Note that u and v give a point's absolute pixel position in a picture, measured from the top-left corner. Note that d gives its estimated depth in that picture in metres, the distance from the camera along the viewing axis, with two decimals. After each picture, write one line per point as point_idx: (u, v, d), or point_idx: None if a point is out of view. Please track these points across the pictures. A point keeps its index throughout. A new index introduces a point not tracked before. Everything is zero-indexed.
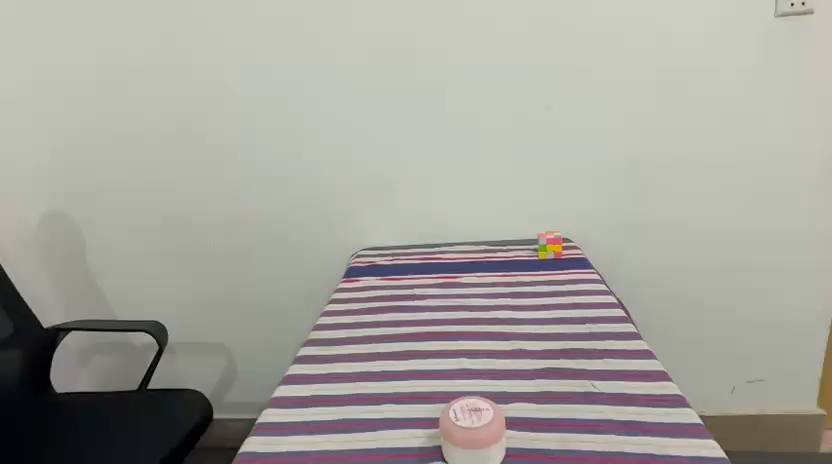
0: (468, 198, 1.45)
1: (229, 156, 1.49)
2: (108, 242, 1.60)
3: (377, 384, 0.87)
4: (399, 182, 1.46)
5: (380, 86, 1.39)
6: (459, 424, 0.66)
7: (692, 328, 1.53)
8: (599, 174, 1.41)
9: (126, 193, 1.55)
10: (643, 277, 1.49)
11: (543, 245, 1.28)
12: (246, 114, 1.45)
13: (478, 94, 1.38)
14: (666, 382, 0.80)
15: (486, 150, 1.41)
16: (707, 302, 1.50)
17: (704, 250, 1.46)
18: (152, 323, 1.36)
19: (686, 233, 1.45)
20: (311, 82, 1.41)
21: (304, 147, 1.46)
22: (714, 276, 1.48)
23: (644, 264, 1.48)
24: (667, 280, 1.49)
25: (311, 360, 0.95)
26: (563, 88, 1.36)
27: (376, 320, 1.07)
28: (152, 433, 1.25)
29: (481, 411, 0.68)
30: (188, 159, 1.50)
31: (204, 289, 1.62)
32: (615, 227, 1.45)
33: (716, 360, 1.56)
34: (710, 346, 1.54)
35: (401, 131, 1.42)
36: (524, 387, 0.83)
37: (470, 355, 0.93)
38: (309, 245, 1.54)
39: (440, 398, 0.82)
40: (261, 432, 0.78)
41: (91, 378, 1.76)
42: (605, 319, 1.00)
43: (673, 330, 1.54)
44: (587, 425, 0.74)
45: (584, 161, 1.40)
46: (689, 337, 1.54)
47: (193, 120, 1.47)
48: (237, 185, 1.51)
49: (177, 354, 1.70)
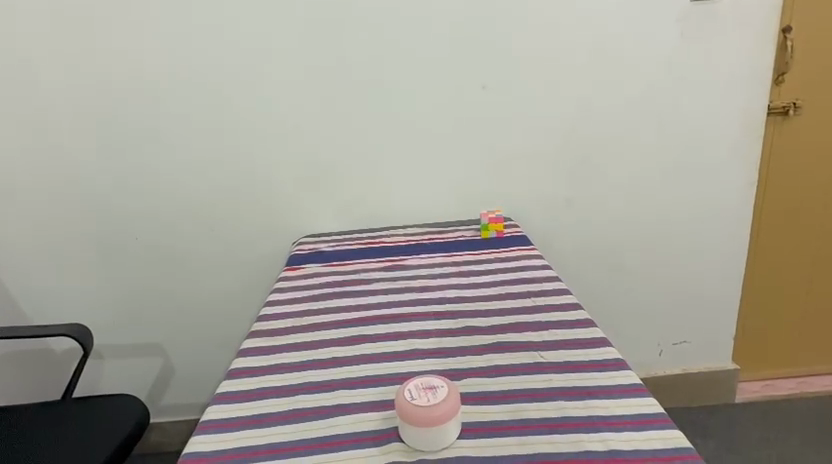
0: (411, 180, 1.44)
1: (155, 144, 1.39)
2: (17, 239, 1.44)
3: (327, 371, 0.85)
4: (341, 166, 1.42)
5: (316, 67, 1.34)
6: (415, 402, 0.66)
7: (624, 298, 1.62)
8: (537, 154, 1.45)
9: (36, 186, 1.41)
10: (581, 252, 1.56)
11: (486, 225, 1.30)
12: (172, 97, 1.35)
13: (416, 73, 1.36)
14: (607, 348, 0.85)
15: (429, 132, 1.41)
16: (637, 272, 1.60)
17: (633, 224, 1.54)
18: (75, 325, 1.25)
19: (618, 208, 1.52)
20: (241, 62, 1.33)
21: (237, 133, 1.38)
22: (644, 248, 1.57)
23: (582, 240, 1.55)
24: (602, 253, 1.57)
25: (256, 352, 0.91)
26: (500, 69, 1.37)
27: (322, 307, 1.05)
28: (79, 446, 1.15)
29: (438, 388, 0.69)
30: (108, 147, 1.38)
31: (133, 287, 1.51)
32: (553, 205, 1.50)
33: (646, 327, 1.67)
34: (642, 314, 1.65)
35: (338, 113, 1.38)
36: (475, 363, 0.84)
37: (420, 335, 0.93)
38: (248, 235, 1.47)
39: (393, 380, 0.81)
40: (208, 430, 0.74)
41: (9, 390, 1.57)
42: (548, 292, 1.03)
43: (606, 300, 1.62)
44: (538, 395, 0.76)
45: (523, 141, 1.43)
46: (623, 307, 1.63)
47: (112, 103, 1.35)
48: (164, 172, 1.41)
49: (105, 358, 1.58)
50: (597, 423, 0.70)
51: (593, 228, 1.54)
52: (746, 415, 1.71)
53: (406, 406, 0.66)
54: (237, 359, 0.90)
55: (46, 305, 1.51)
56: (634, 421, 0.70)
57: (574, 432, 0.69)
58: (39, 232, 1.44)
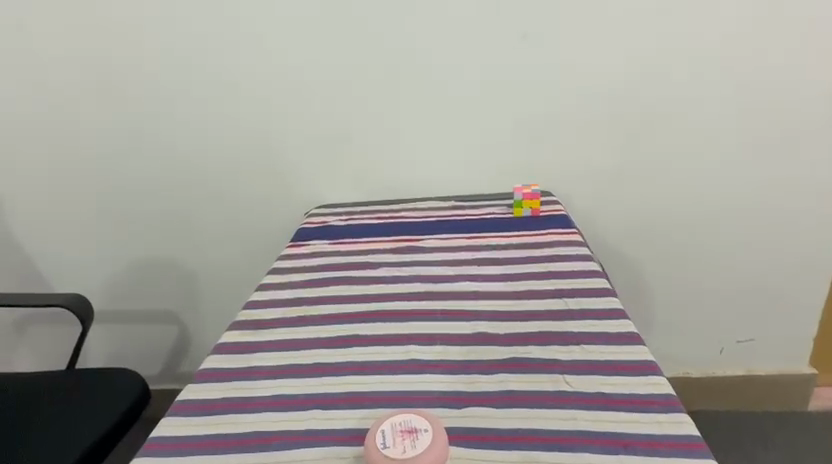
0: (432, 146, 1.25)
1: (152, 98, 1.24)
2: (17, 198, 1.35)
3: (303, 381, 0.69)
4: (352, 129, 1.25)
5: (320, 12, 1.16)
6: (381, 447, 0.51)
7: (682, 287, 1.39)
8: (581, 116, 1.22)
9: (34, 142, 1.30)
10: (632, 234, 1.33)
11: (519, 202, 1.11)
12: (162, 48, 1.20)
13: (443, 20, 1.15)
14: (658, 376, 0.63)
15: (451, 90, 1.20)
16: (700, 260, 1.36)
17: (697, 202, 1.30)
18: (72, 295, 1.19)
19: (680, 184, 1.28)
20: (243, 8, 1.16)
21: (241, 88, 1.22)
22: (710, 232, 1.33)
23: (633, 220, 1.32)
24: (657, 236, 1.34)
25: (229, 350, 0.77)
26: (544, 14, 1.14)
27: (314, 296, 0.89)
28: (74, 424, 1.08)
29: (424, 438, 0.52)
30: (101, 102, 1.25)
31: (134, 253, 1.40)
32: (600, 178, 1.28)
33: (706, 321, 1.43)
34: (703, 306, 1.41)
35: (351, 68, 1.20)
36: (481, 386, 0.65)
37: (421, 341, 0.75)
38: (252, 204, 1.33)
39: (376, 401, 0.65)
40: (144, 451, 0.60)
41: (34, 351, 1.54)
42: (585, 292, 0.83)
43: (660, 290, 1.40)
44: (557, 440, 0.56)
45: (564, 101, 1.21)
46: (681, 298, 1.40)
47: (102, 53, 1.21)
48: (163, 131, 1.28)
49: (106, 325, 1.50)
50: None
51: (648, 205, 1.30)
52: (819, 425, 1.48)
53: (373, 444, 0.52)
54: (206, 357, 0.76)
55: (50, 271, 1.42)
56: None
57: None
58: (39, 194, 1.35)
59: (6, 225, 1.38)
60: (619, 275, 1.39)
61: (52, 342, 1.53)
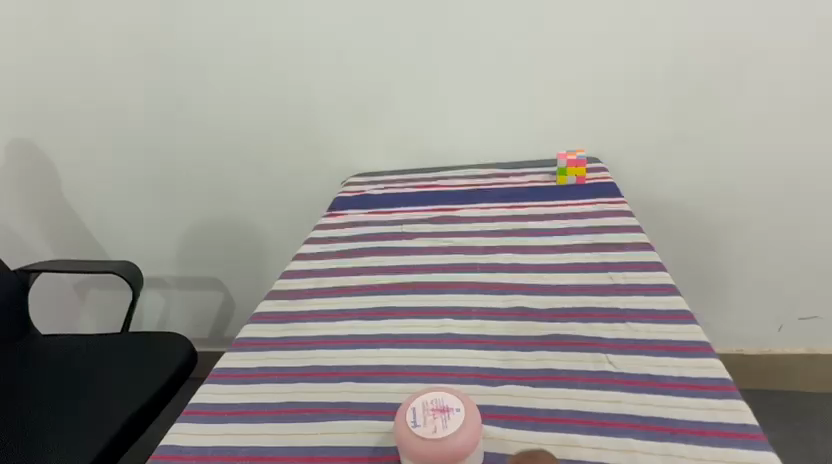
0: (467, 110, 1.19)
1: (187, 67, 1.22)
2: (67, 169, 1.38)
3: (338, 352, 0.69)
4: (384, 92, 1.19)
5: None
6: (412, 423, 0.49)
7: (740, 260, 1.30)
8: (633, 73, 1.12)
9: (77, 114, 1.30)
10: (685, 202, 1.24)
11: (563, 169, 1.05)
12: (196, 14, 1.16)
13: None
14: (711, 359, 0.60)
15: (488, 48, 1.12)
16: (763, 231, 1.25)
17: (765, 168, 1.18)
18: (122, 263, 1.24)
19: (744, 147, 1.17)
20: None
21: (275, 55, 1.18)
22: (777, 201, 1.21)
23: (688, 187, 1.23)
24: (715, 204, 1.24)
25: (267, 319, 0.77)
26: None
27: (351, 267, 0.88)
28: (126, 380, 1.10)
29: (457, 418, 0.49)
30: (139, 71, 1.24)
31: (177, 221, 1.42)
32: (652, 142, 1.18)
33: (766, 296, 1.33)
34: (763, 281, 1.31)
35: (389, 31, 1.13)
36: (519, 364, 0.62)
37: (458, 314, 0.73)
38: (290, 173, 1.32)
39: (411, 376, 0.63)
40: (187, 418, 0.62)
41: (95, 313, 1.64)
42: (632, 265, 0.78)
43: (715, 262, 1.31)
44: (598, 423, 0.53)
45: (612, 57, 1.10)
46: (738, 271, 1.31)
47: (136, 21, 1.18)
48: (200, 100, 1.25)
49: (157, 290, 1.55)
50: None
51: (705, 172, 1.20)
52: None
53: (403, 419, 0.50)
54: (245, 326, 0.76)
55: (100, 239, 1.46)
56: None
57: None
58: (85, 164, 1.37)
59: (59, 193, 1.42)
60: (671, 246, 1.31)
61: (110, 305, 1.62)
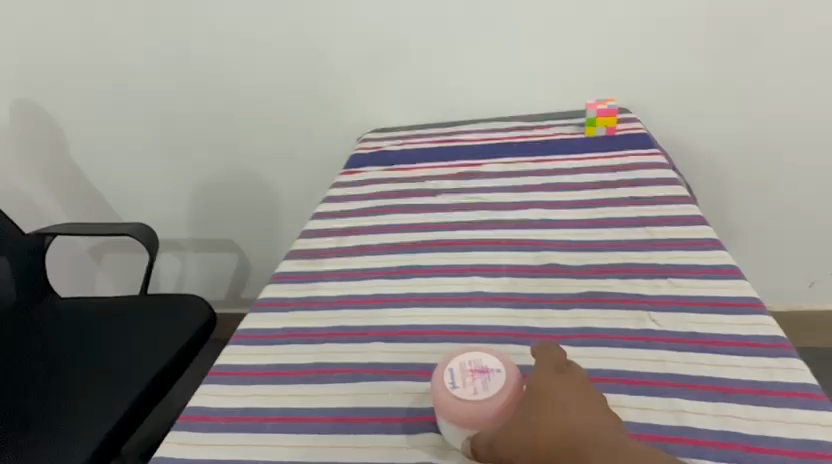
0: (486, 59, 1.12)
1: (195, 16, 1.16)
2: (75, 130, 1.34)
3: (364, 312, 0.67)
4: (398, 41, 1.13)
5: None
6: (450, 384, 0.48)
7: (774, 215, 1.24)
8: (667, 13, 1.04)
9: (82, 71, 1.26)
10: (718, 155, 1.18)
11: (592, 119, 0.99)
12: None
13: None
14: (761, 316, 0.56)
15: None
16: (801, 185, 1.19)
17: (807, 115, 1.11)
18: (137, 225, 1.22)
19: (783, 95, 1.10)
20: None
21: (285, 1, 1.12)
22: (817, 151, 1.15)
23: (723, 139, 1.15)
24: (750, 157, 1.17)
25: (288, 279, 0.75)
26: None
27: (372, 225, 0.85)
28: (147, 342, 1.09)
29: (497, 379, 0.48)
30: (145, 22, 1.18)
31: (190, 183, 1.39)
32: (685, 90, 1.11)
33: (799, 253, 1.28)
34: (797, 237, 1.26)
35: None
36: (555, 323, 0.60)
37: (487, 272, 0.70)
38: (302, 130, 1.27)
39: (442, 336, 0.61)
40: (214, 379, 0.61)
41: (112, 277, 1.64)
42: (670, 220, 0.74)
43: (748, 218, 1.25)
44: (643, 384, 0.51)
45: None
46: (771, 228, 1.25)
47: None
48: (208, 53, 1.20)
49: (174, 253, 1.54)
50: (745, 448, 0.45)
51: (740, 122, 1.14)
52: None
53: (440, 379, 0.49)
54: (266, 287, 0.74)
55: (113, 202, 1.44)
56: (797, 453, 0.44)
57: (700, 456, 0.45)
58: (93, 123, 1.33)
59: (69, 156, 1.38)
60: (704, 201, 1.25)
61: (126, 268, 1.62)
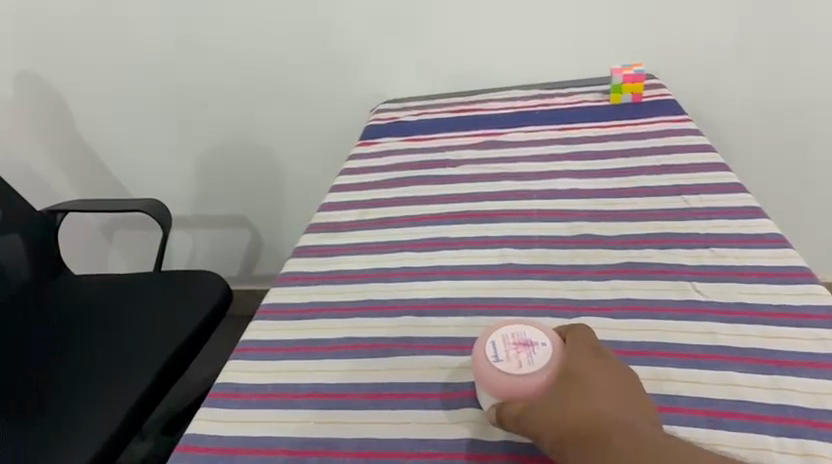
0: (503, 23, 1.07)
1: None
2: (82, 104, 1.31)
3: (393, 286, 0.65)
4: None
5: None
6: (491, 357, 0.47)
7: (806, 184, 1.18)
8: None
9: (87, 42, 1.22)
10: (751, 121, 1.11)
11: (617, 86, 0.95)
12: None
13: None
14: (810, 286, 0.54)
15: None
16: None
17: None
18: (149, 201, 1.20)
19: (822, 58, 1.04)
20: None
21: None
22: None
23: (757, 104, 1.10)
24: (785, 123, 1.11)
25: (310, 253, 0.73)
26: None
27: (393, 197, 0.82)
28: (165, 318, 1.08)
29: (543, 353, 0.46)
30: None
31: (200, 158, 1.36)
32: (719, 50, 1.05)
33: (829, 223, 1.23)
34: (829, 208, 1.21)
35: None
36: (594, 294, 0.58)
37: (518, 243, 0.67)
38: (315, 101, 1.23)
39: (475, 309, 0.59)
40: (242, 355, 0.59)
41: (124, 254, 1.62)
42: (707, 187, 0.71)
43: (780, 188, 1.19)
44: (692, 356, 0.50)
45: None
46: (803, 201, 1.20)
47: None
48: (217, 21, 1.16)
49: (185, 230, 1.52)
50: (808, 424, 0.43)
51: (778, 85, 1.07)
52: None
53: (481, 350, 0.48)
54: (288, 261, 0.72)
55: (123, 178, 1.41)
56: None
57: (759, 431, 0.43)
58: (99, 97, 1.29)
59: (76, 131, 1.35)
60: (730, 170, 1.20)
61: (138, 246, 1.60)
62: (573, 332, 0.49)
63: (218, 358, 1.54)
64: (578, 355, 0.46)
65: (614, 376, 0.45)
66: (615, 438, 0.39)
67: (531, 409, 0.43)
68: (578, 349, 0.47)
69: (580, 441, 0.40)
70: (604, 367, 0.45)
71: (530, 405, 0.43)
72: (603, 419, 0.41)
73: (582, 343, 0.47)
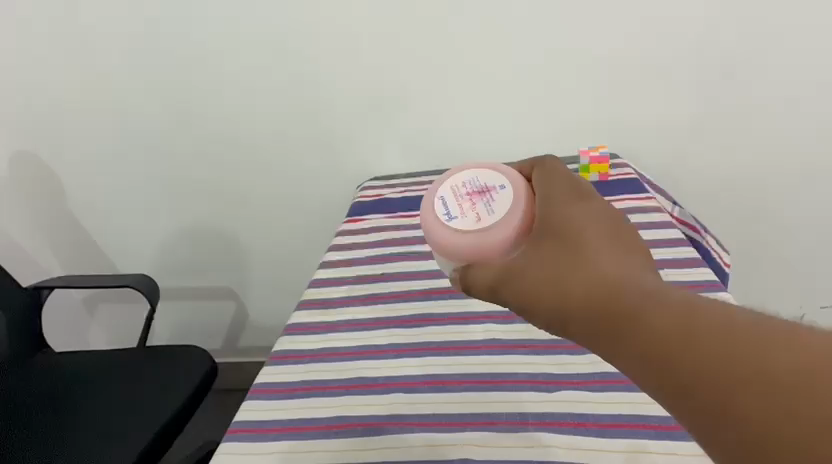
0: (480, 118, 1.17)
1: (200, 75, 1.16)
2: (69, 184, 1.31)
3: (385, 363, 0.71)
4: (413, 83, 1.15)
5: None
6: (453, 219, 0.52)
7: (763, 250, 1.26)
8: (651, 73, 1.10)
9: (80, 127, 1.24)
10: (713, 194, 1.21)
11: (586, 166, 1.04)
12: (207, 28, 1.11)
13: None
14: None
15: (526, 29, 1.07)
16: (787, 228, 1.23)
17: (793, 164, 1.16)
18: (138, 277, 1.21)
19: (768, 149, 1.15)
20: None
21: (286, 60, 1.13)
22: (803, 195, 1.19)
23: (721, 178, 1.19)
24: (745, 197, 1.20)
25: (303, 331, 0.77)
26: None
27: (381, 273, 0.86)
28: (148, 397, 1.06)
29: (493, 197, 0.52)
30: (147, 80, 1.17)
31: (189, 233, 1.37)
32: (677, 134, 1.15)
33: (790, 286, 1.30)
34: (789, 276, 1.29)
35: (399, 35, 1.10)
36: (571, 369, 0.67)
37: (500, 319, 0.75)
38: (304, 179, 1.27)
39: (463, 385, 0.66)
40: (237, 436, 0.63)
41: (105, 327, 1.61)
42: (671, 263, 0.77)
43: (741, 254, 1.27)
44: (664, 428, 0.58)
45: (628, 61, 1.09)
46: (756, 266, 1.28)
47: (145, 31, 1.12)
48: (212, 110, 1.20)
49: (170, 301, 1.51)
50: None
51: (734, 165, 1.17)
52: None
53: (442, 216, 0.53)
54: (282, 339, 0.77)
55: (111, 254, 1.41)
56: None
57: None
58: (90, 178, 1.31)
59: (70, 210, 1.35)
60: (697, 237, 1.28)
61: (121, 319, 1.59)
62: (542, 178, 0.51)
63: (199, 438, 1.52)
64: (558, 203, 0.47)
65: (594, 212, 0.45)
66: (594, 276, 0.39)
67: (502, 274, 0.45)
68: (545, 197, 0.49)
69: (561, 298, 0.40)
70: (582, 206, 0.45)
71: (500, 271, 0.45)
72: (580, 261, 0.41)
73: (553, 189, 0.49)
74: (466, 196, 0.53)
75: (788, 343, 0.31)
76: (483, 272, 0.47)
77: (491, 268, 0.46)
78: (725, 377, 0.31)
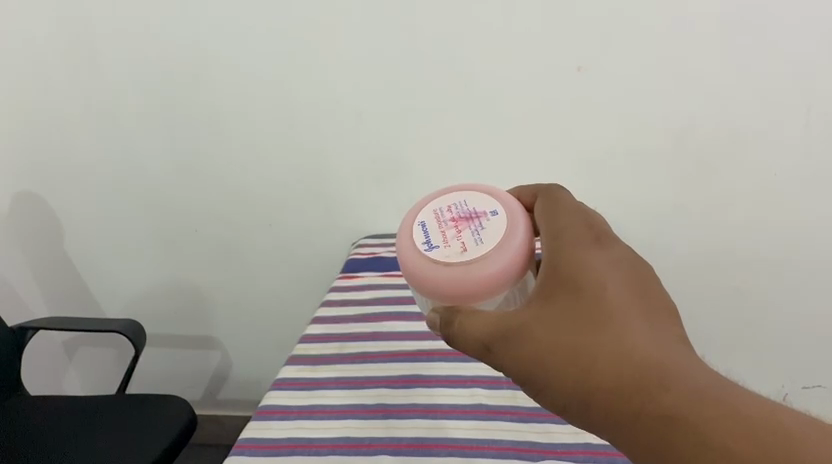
0: None
1: (202, 142, 1.16)
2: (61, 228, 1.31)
3: (372, 424, 0.71)
4: (408, 126, 1.09)
5: (376, 78, 1.05)
6: (438, 250, 0.55)
7: (759, 347, 1.22)
8: (656, 177, 1.07)
9: (78, 178, 1.24)
10: (712, 289, 1.17)
11: None
12: (209, 99, 1.11)
13: (504, 76, 1.02)
14: None
15: (531, 123, 1.06)
16: (784, 331, 1.19)
17: (797, 270, 1.12)
18: (127, 322, 1.20)
19: (770, 255, 1.11)
20: (292, 69, 1.06)
21: (286, 133, 1.13)
22: (806, 301, 1.15)
23: (729, 237, 1.11)
24: (740, 297, 1.17)
25: (290, 386, 0.78)
26: (624, 79, 0.99)
27: (372, 332, 0.88)
28: (123, 448, 1.03)
29: (479, 226, 0.56)
30: (147, 140, 1.17)
31: (179, 282, 1.36)
32: (677, 232, 1.12)
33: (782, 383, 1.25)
34: (782, 373, 1.24)
35: (402, 120, 1.09)
36: (557, 437, 0.68)
37: (488, 383, 0.76)
38: (297, 241, 1.27)
39: (449, 450, 0.67)
40: None
41: (83, 371, 1.57)
42: None
43: (736, 346, 1.22)
44: None
45: (632, 162, 1.06)
46: (756, 334, 1.20)
47: (149, 95, 1.12)
48: (212, 176, 1.20)
49: (155, 349, 1.49)
50: None
51: (734, 265, 1.13)
52: None
53: (425, 246, 0.55)
54: (270, 394, 0.77)
55: (102, 297, 1.41)
56: None
57: None
58: (83, 225, 1.30)
59: (64, 253, 1.35)
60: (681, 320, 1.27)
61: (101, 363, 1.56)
62: (547, 217, 0.56)
63: None
64: (567, 258, 0.52)
65: (601, 271, 0.51)
66: (612, 352, 0.45)
67: (502, 326, 0.50)
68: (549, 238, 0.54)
69: (582, 371, 0.46)
70: (592, 264, 0.51)
71: (499, 323, 0.50)
72: (594, 331, 0.47)
73: (557, 232, 0.54)
74: (449, 222, 0.57)
75: (767, 424, 0.40)
76: (477, 322, 0.51)
77: (485, 319, 0.51)
78: (706, 444, 0.40)
